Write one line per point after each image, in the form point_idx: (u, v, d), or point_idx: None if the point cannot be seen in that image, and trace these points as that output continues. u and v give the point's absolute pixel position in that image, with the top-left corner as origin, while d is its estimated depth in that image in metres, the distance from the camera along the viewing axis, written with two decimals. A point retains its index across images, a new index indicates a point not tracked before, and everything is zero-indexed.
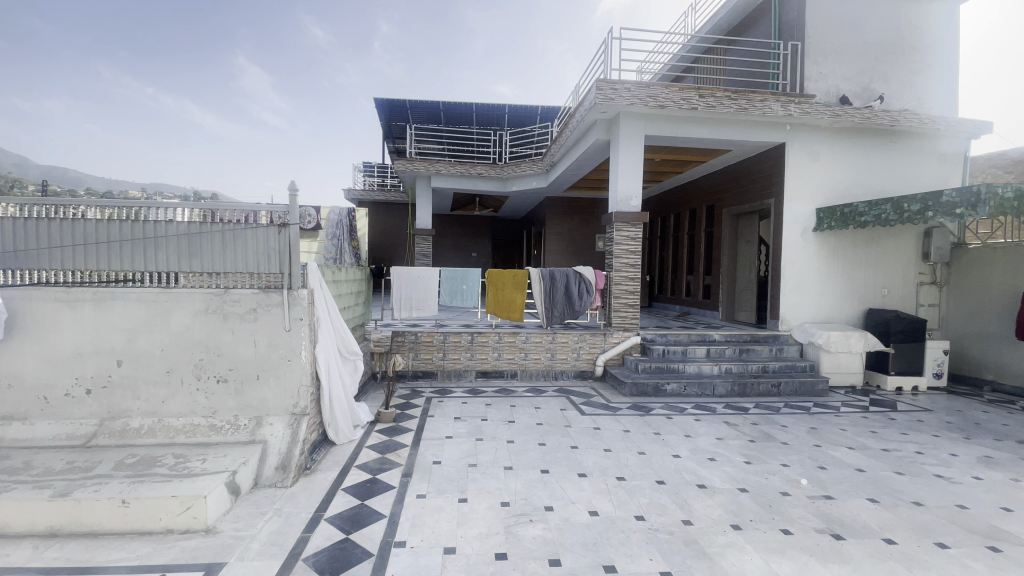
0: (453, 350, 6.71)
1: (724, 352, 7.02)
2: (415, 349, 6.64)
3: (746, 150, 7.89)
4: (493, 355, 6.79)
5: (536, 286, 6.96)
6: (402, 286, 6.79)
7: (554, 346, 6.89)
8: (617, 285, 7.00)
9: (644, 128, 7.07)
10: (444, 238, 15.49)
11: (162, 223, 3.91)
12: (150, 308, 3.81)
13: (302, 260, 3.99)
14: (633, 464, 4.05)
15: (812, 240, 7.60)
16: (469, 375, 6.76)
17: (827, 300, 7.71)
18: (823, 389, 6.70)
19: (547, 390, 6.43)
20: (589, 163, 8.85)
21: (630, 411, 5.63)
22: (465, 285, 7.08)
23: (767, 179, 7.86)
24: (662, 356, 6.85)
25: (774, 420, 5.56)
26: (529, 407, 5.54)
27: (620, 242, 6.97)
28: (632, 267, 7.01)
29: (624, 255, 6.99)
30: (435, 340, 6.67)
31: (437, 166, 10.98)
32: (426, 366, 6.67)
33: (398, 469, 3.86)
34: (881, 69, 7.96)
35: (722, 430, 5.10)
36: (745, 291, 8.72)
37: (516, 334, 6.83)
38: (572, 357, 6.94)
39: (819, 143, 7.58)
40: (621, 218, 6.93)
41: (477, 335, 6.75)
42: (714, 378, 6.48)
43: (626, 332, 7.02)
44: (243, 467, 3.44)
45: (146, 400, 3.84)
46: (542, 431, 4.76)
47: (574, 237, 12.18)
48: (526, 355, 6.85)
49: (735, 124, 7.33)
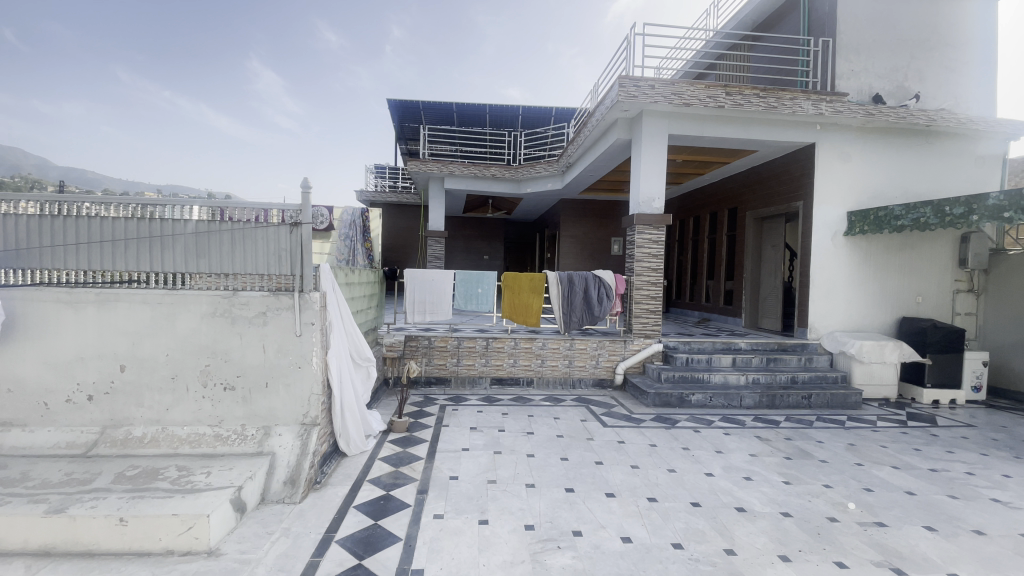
0: (467, 356, 6.47)
1: (751, 361, 6.71)
2: (429, 355, 6.42)
3: (773, 150, 7.58)
4: (509, 361, 6.54)
5: (554, 289, 6.67)
6: (415, 289, 6.57)
7: (572, 353, 6.63)
8: (639, 290, 6.72)
9: (667, 128, 6.80)
10: (456, 240, 15.31)
11: (169, 221, 3.72)
12: (155, 310, 3.62)
13: (313, 262, 3.77)
14: (663, 484, 3.78)
15: (843, 244, 7.27)
16: (484, 382, 6.51)
17: (858, 308, 7.36)
18: (857, 402, 6.36)
19: (565, 399, 6.17)
20: (608, 164, 8.60)
21: (654, 423, 5.35)
22: (480, 288, 6.82)
23: (795, 181, 7.54)
24: (685, 364, 6.56)
25: (807, 434, 5.25)
26: (548, 417, 5.28)
27: (642, 245, 6.70)
28: (654, 272, 6.73)
29: (646, 258, 6.72)
30: (449, 346, 6.45)
31: (451, 167, 10.80)
32: (439, 372, 6.44)
33: (414, 485, 3.62)
34: (915, 67, 7.63)
35: (754, 445, 4.80)
36: (769, 297, 8.39)
37: (532, 340, 6.58)
38: (591, 365, 6.67)
39: (850, 143, 7.26)
40: (644, 220, 6.66)
41: (493, 341, 6.51)
42: (741, 389, 6.18)
43: (647, 339, 6.74)
44: (250, 482, 3.22)
45: (150, 407, 3.64)
46: (563, 444, 4.50)
47: (589, 240, 11.91)
48: (543, 362, 6.59)
49: (763, 123, 7.03)
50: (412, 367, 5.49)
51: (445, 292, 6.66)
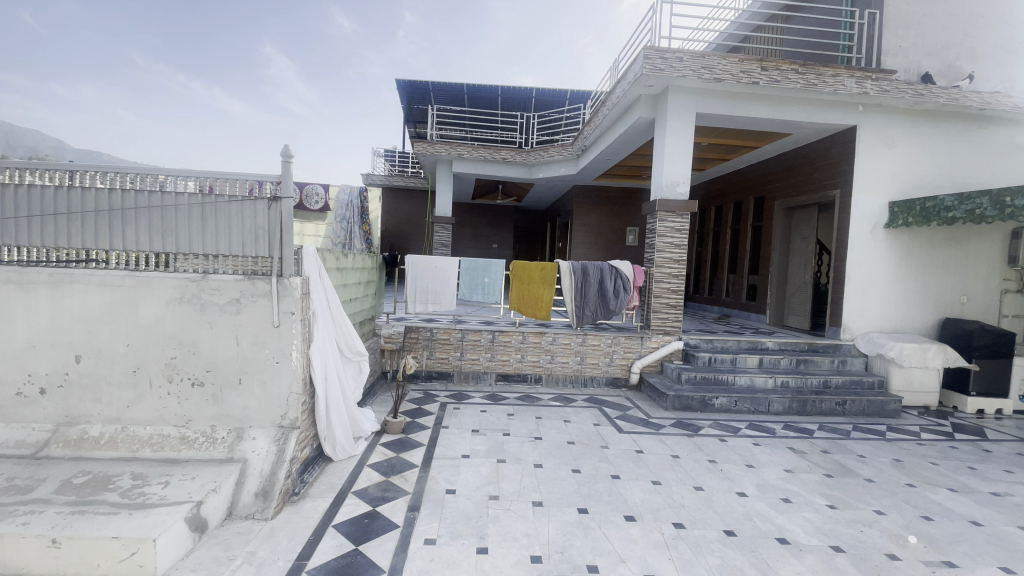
0: (471, 349, 6.01)
1: (779, 363, 6.18)
2: (430, 347, 5.96)
3: (809, 133, 6.95)
4: (516, 357, 6.07)
5: (566, 281, 6.17)
6: (417, 276, 6.09)
7: (584, 349, 6.14)
8: (659, 284, 6.19)
9: (695, 106, 6.22)
10: (464, 227, 14.82)
11: (132, 192, 3.25)
12: (114, 294, 3.18)
13: (295, 242, 3.28)
14: (690, 506, 3.28)
15: (883, 237, 6.66)
16: (489, 379, 6.05)
17: (896, 308, 6.76)
18: (895, 410, 5.81)
19: (576, 398, 5.69)
20: (628, 147, 8.03)
21: (675, 429, 4.85)
22: (486, 277, 6.27)
23: (832, 167, 6.94)
24: (708, 365, 6.05)
25: (846, 447, 4.72)
26: (558, 420, 4.80)
27: (663, 234, 6.16)
28: (676, 264, 6.18)
29: (668, 248, 6.17)
30: (452, 338, 5.98)
31: (459, 149, 10.30)
32: (441, 367, 5.98)
33: (404, 499, 3.16)
34: (970, 44, 6.92)
35: (789, 459, 4.29)
36: (797, 294, 7.82)
37: (542, 334, 6.09)
38: (605, 362, 6.18)
39: (895, 126, 6.62)
40: (667, 206, 6.10)
41: (499, 334, 6.03)
42: (769, 394, 5.66)
43: (667, 337, 6.23)
44: (213, 496, 2.79)
45: (109, 403, 3.23)
46: (575, 453, 4.03)
47: (603, 229, 11.35)
48: (553, 358, 6.11)
49: (800, 102, 6.42)
50: (410, 364, 4.98)
51: (449, 280, 6.17)
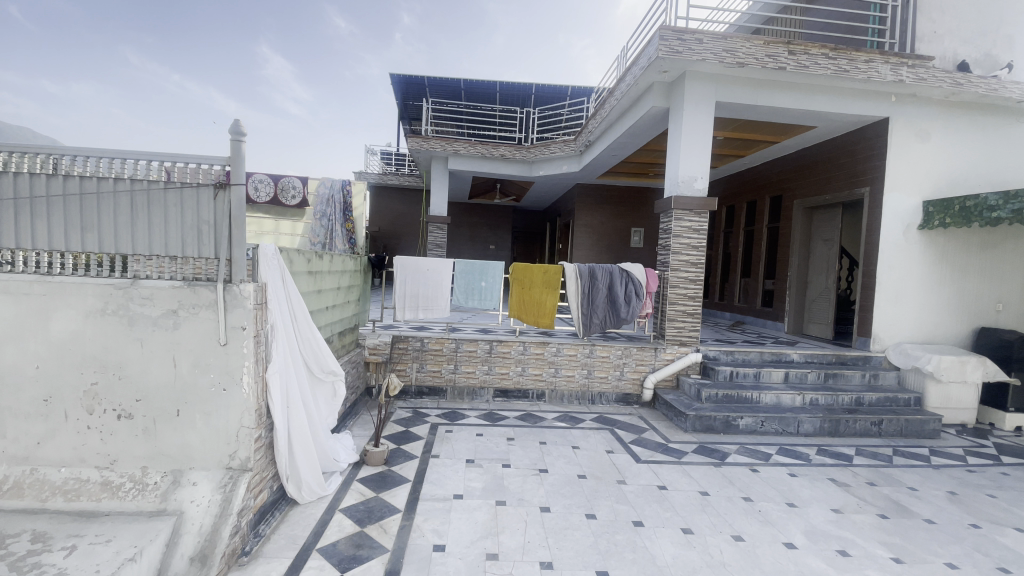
0: (466, 362, 5.39)
1: (806, 377, 5.60)
2: (421, 359, 5.35)
3: (836, 126, 6.39)
4: (516, 370, 5.46)
5: (572, 286, 5.58)
6: (407, 279, 5.47)
7: (592, 362, 5.54)
8: (674, 290, 5.61)
9: (714, 94, 5.65)
10: (460, 227, 14.21)
11: (41, 176, 2.60)
12: (21, 304, 2.55)
13: (247, 240, 2.65)
14: (732, 565, 2.68)
15: (916, 239, 6.09)
16: (486, 395, 5.44)
17: (931, 316, 6.17)
18: (936, 431, 5.23)
19: (583, 418, 5.08)
20: (637, 142, 7.46)
21: (698, 457, 4.25)
22: (484, 282, 5.64)
23: (859, 163, 6.39)
24: (729, 380, 5.46)
25: (893, 477, 4.13)
26: (564, 447, 4.20)
27: (679, 234, 5.58)
28: (693, 268, 5.61)
29: (683, 250, 5.59)
30: (445, 349, 5.36)
31: (455, 145, 9.71)
32: (432, 381, 5.37)
33: (381, 560, 2.54)
34: (1009, 30, 6.37)
35: (834, 495, 3.70)
36: (818, 300, 7.26)
37: (545, 345, 5.48)
38: (614, 376, 5.58)
39: (929, 118, 6.07)
40: (683, 204, 5.54)
41: (498, 344, 5.42)
42: (798, 413, 5.09)
43: (682, 348, 5.65)
44: (130, 567, 2.20)
45: (14, 440, 2.60)
46: (587, 492, 3.42)
47: (606, 230, 10.77)
48: (556, 372, 5.51)
49: (828, 90, 5.85)
50: (395, 381, 4.31)
51: (442, 285, 5.57)
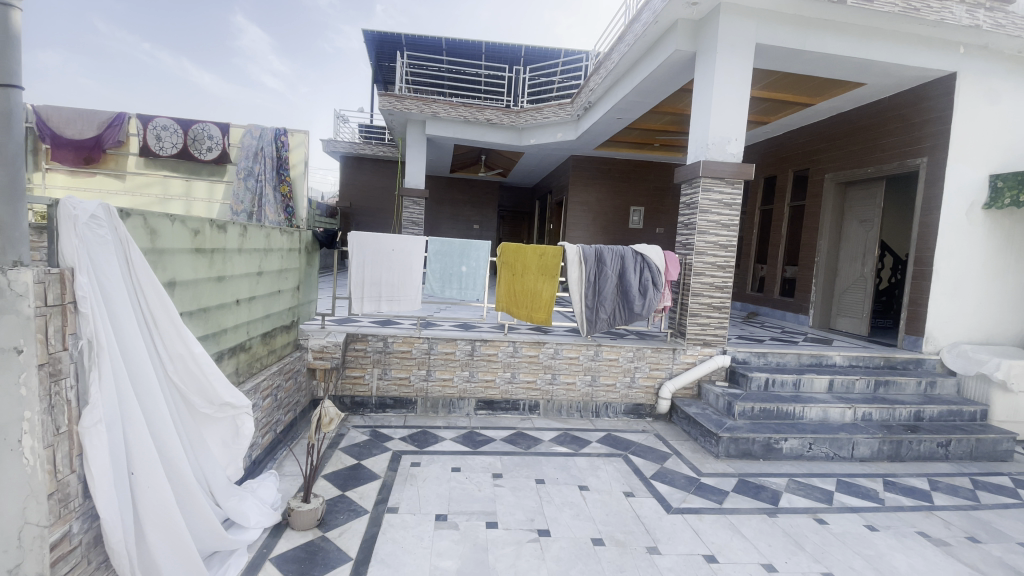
0: (442, 366, 4.28)
1: (854, 386, 4.65)
2: (383, 363, 4.22)
3: (888, 83, 5.35)
4: (504, 377, 4.37)
5: (574, 273, 4.41)
6: (366, 262, 4.28)
7: (597, 366, 4.48)
8: (699, 278, 4.54)
9: (755, 35, 4.53)
10: (441, 204, 12.95)
11: None
12: None
13: (28, 193, 1.49)
14: None
15: (980, 221, 5.12)
16: (466, 407, 4.34)
17: (991, 311, 5.24)
18: (1010, 452, 4.33)
19: (588, 438, 4.04)
20: (648, 101, 6.32)
21: (743, 499, 3.24)
22: (464, 266, 4.47)
23: (915, 129, 5.37)
24: (763, 389, 4.45)
25: (992, 527, 3.18)
26: (570, 488, 3.15)
27: (707, 209, 4.51)
28: (722, 252, 4.55)
29: (711, 230, 4.53)
30: (414, 351, 4.24)
31: (434, 107, 8.45)
32: (398, 391, 4.25)
33: None
34: None
35: (936, 562, 2.72)
36: (850, 291, 6.31)
37: (540, 345, 4.39)
38: (624, 384, 4.53)
39: (1001, 76, 5.04)
40: (714, 171, 4.46)
41: (481, 344, 4.31)
42: (852, 432, 4.13)
43: (706, 349, 4.63)
44: None
45: None
46: (609, 572, 2.37)
47: (603, 208, 9.68)
48: (554, 379, 4.43)
49: (888, 36, 4.78)
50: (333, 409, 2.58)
51: (411, 269, 4.41)
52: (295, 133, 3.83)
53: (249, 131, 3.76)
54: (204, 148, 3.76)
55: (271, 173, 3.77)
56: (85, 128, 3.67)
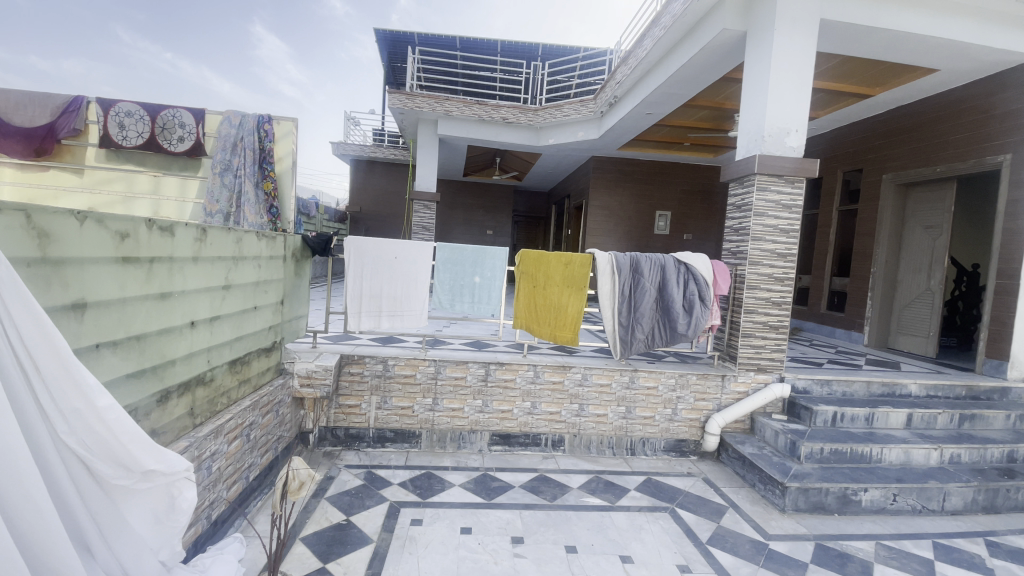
0: (450, 394, 3.66)
1: (936, 420, 3.90)
2: (382, 390, 3.61)
3: (965, 69, 4.63)
4: (523, 407, 3.72)
5: (605, 286, 3.77)
6: (364, 272, 3.67)
7: (633, 396, 3.82)
8: (754, 293, 3.88)
9: (819, 9, 3.87)
10: (453, 208, 12.40)
11: None
12: None
13: None
14: None
15: None
16: (478, 442, 3.70)
17: None
18: None
19: (624, 483, 3.38)
20: (683, 93, 5.71)
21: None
22: (477, 276, 3.85)
23: (997, 123, 4.64)
24: (831, 425, 3.74)
25: None
26: (610, 560, 2.49)
27: (763, 212, 3.85)
28: (779, 262, 3.89)
29: (768, 237, 3.87)
30: (419, 376, 3.62)
31: (447, 104, 7.91)
32: (400, 423, 3.63)
33: None
34: None
35: None
36: (912, 306, 5.54)
37: (565, 370, 3.75)
38: (663, 416, 3.87)
39: None
40: (771, 168, 3.80)
41: (497, 368, 3.68)
42: (941, 479, 3.38)
43: (760, 376, 3.96)
44: None
45: None
46: None
47: (626, 213, 9.04)
48: (581, 410, 3.77)
49: (973, 12, 4.09)
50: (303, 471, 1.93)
51: (416, 280, 3.78)
52: (282, 121, 3.29)
53: (226, 118, 3.19)
54: (175, 138, 3.23)
55: (252, 167, 3.20)
56: (37, 113, 3.13)
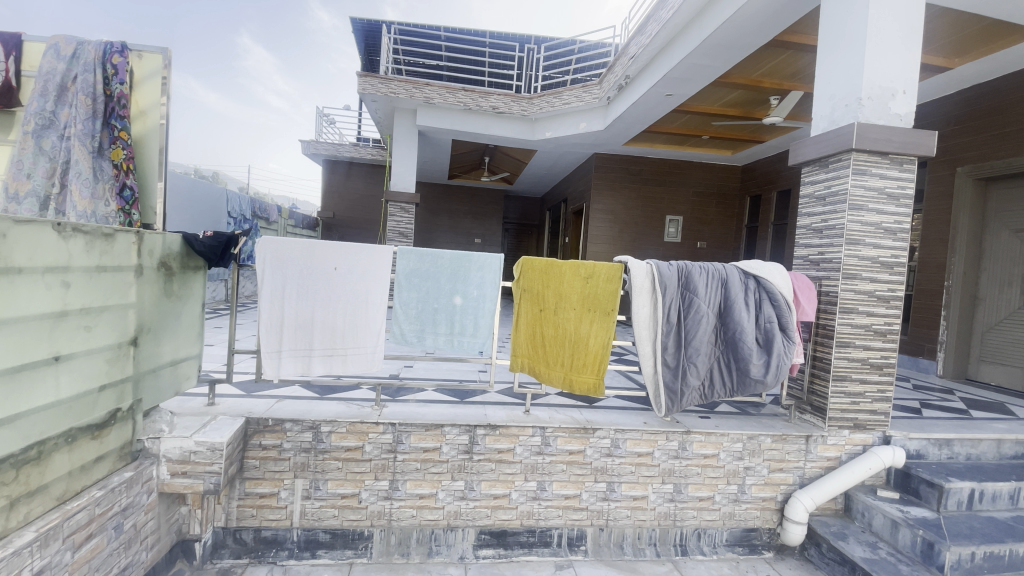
0: (416, 474, 2.43)
1: None
2: (312, 471, 2.37)
3: None
4: (525, 490, 2.51)
5: (642, 311, 2.60)
6: (287, 293, 2.45)
7: (683, 469, 2.63)
8: (849, 319, 2.74)
9: None
10: (437, 214, 11.22)
11: None
12: None
13: None
14: None
15: None
16: (456, 545, 2.47)
17: None
18: None
19: None
20: (717, 66, 4.62)
21: None
22: (457, 297, 2.65)
23: None
24: (966, 510, 2.59)
25: None
26: None
27: (861, 205, 2.73)
28: (883, 275, 2.76)
29: (867, 241, 2.74)
30: (367, 448, 2.39)
31: (428, 90, 6.78)
32: (339, 518, 2.40)
33: None
34: None
35: None
36: (1000, 328, 4.47)
37: (588, 435, 2.54)
38: (726, 498, 2.69)
39: None
40: (873, 142, 2.69)
41: (486, 434, 2.46)
42: None
43: (857, 437, 2.81)
44: None
45: None
46: None
47: (632, 218, 7.94)
48: (610, 493, 2.57)
49: None
50: None
51: (368, 305, 2.55)
52: (145, 54, 2.13)
53: (50, 47, 2.03)
54: None
55: (86, 123, 2.02)
56: None
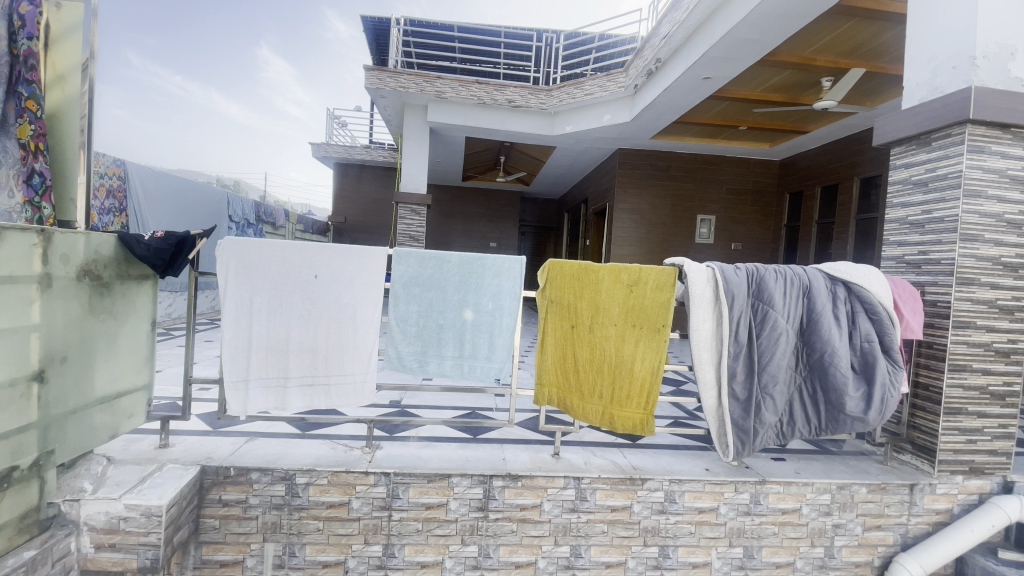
0: (416, 536, 1.91)
1: None
2: (285, 533, 1.87)
3: None
4: (556, 557, 1.97)
5: (701, 327, 2.04)
6: (256, 308, 1.96)
7: (756, 528, 2.06)
8: (966, 336, 2.14)
9: None
10: (451, 218, 10.78)
11: None
12: None
13: None
14: None
15: None
16: None
17: None
18: None
19: None
20: (765, 41, 4.03)
21: None
22: (468, 311, 2.12)
23: None
24: None
25: None
26: None
27: (979, 191, 2.14)
28: (1009, 280, 2.16)
29: (988, 236, 2.15)
30: (354, 503, 1.88)
31: (439, 83, 6.30)
32: None
33: None
34: None
35: None
36: None
37: (635, 487, 1.99)
38: (811, 564, 2.12)
39: None
40: (997, 110, 2.09)
41: (504, 486, 1.93)
42: None
43: (974, 485, 2.21)
44: None
45: None
46: None
47: (660, 218, 7.36)
48: (663, 559, 2.02)
49: None
50: None
51: (356, 321, 2.04)
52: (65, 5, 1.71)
53: None
54: None
55: None
56: None
